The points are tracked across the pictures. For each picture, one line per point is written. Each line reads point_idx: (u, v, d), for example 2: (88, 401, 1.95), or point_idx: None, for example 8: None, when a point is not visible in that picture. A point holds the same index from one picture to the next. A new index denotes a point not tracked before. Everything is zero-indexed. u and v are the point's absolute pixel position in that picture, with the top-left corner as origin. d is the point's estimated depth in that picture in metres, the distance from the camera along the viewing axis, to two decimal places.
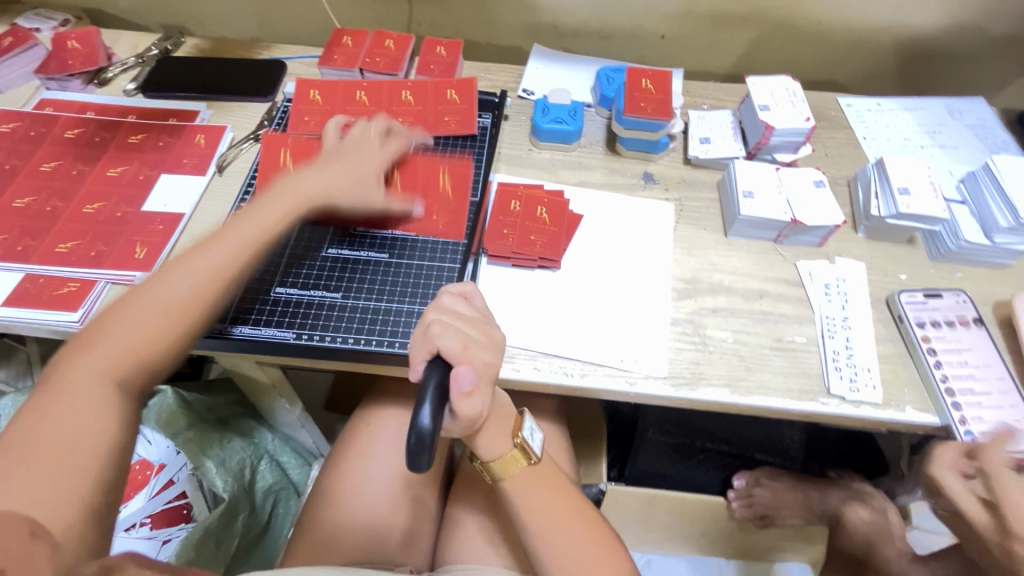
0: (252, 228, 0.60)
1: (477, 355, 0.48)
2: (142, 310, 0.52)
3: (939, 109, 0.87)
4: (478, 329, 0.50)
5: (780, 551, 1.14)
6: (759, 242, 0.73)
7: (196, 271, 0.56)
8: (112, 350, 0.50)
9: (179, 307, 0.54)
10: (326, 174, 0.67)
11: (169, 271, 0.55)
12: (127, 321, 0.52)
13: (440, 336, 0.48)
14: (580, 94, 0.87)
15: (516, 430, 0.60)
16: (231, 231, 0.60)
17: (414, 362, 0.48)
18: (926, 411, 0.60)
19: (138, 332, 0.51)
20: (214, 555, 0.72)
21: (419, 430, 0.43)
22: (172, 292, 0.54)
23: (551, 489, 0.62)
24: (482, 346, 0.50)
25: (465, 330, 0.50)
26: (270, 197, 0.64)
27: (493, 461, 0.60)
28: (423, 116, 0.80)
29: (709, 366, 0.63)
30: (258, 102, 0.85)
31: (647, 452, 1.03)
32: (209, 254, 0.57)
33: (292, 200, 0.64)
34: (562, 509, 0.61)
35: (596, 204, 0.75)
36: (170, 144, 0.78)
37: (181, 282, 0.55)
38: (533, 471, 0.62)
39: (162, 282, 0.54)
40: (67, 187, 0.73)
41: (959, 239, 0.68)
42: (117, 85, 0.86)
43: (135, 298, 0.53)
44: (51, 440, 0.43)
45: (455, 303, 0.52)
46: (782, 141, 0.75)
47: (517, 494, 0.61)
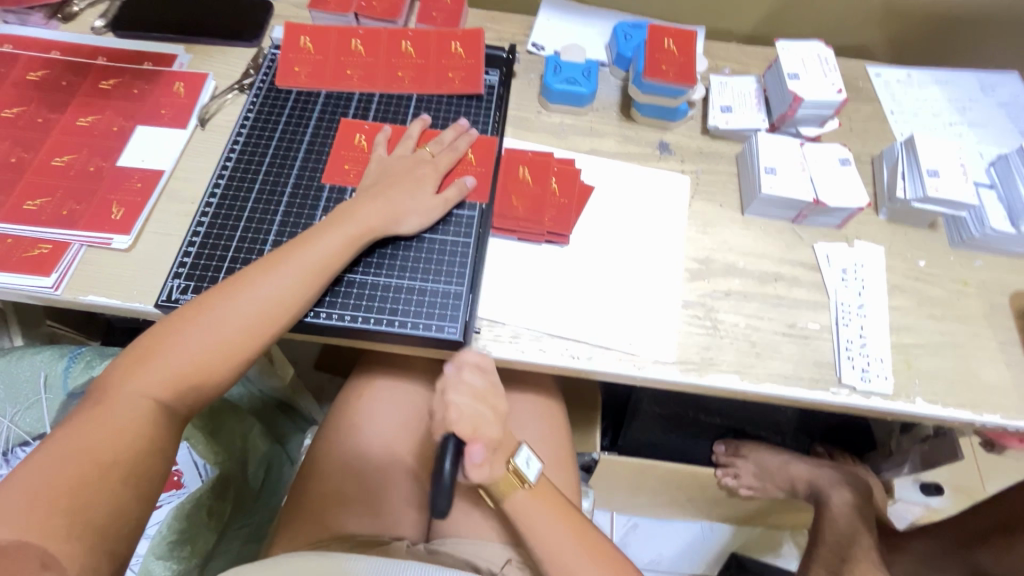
0: (312, 258, 0.57)
1: (485, 433, 0.55)
2: (200, 335, 0.53)
3: (971, 83, 0.82)
4: (489, 408, 0.55)
5: (765, 518, 1.17)
6: (776, 222, 0.69)
7: (253, 303, 0.55)
8: (163, 374, 0.51)
9: (238, 338, 0.54)
10: (387, 196, 0.62)
11: (230, 294, 0.55)
12: (186, 342, 0.52)
13: (453, 418, 0.54)
14: (594, 53, 0.81)
15: (509, 455, 0.60)
16: (294, 260, 0.57)
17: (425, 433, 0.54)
18: (934, 403, 0.60)
19: (187, 359, 0.52)
20: (206, 526, 0.71)
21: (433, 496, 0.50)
22: (227, 322, 0.54)
23: (549, 507, 0.60)
24: (491, 421, 0.56)
25: (477, 409, 0.55)
26: (330, 226, 0.59)
27: (489, 484, 0.59)
28: (425, 71, 0.74)
29: (719, 352, 0.61)
30: (243, 47, 0.77)
31: (639, 422, 0.98)
32: (277, 285, 0.56)
33: (356, 230, 0.60)
34: (562, 524, 0.60)
35: (608, 174, 0.71)
36: (146, 91, 0.72)
37: (242, 312, 0.54)
38: (531, 493, 0.60)
39: (215, 305, 0.54)
40: (32, 136, 0.67)
41: (984, 227, 0.66)
42: (83, 22, 0.77)
43: (197, 319, 0.53)
44: (90, 447, 0.46)
45: (472, 377, 0.56)
46: (808, 113, 0.71)
47: (514, 513, 0.60)
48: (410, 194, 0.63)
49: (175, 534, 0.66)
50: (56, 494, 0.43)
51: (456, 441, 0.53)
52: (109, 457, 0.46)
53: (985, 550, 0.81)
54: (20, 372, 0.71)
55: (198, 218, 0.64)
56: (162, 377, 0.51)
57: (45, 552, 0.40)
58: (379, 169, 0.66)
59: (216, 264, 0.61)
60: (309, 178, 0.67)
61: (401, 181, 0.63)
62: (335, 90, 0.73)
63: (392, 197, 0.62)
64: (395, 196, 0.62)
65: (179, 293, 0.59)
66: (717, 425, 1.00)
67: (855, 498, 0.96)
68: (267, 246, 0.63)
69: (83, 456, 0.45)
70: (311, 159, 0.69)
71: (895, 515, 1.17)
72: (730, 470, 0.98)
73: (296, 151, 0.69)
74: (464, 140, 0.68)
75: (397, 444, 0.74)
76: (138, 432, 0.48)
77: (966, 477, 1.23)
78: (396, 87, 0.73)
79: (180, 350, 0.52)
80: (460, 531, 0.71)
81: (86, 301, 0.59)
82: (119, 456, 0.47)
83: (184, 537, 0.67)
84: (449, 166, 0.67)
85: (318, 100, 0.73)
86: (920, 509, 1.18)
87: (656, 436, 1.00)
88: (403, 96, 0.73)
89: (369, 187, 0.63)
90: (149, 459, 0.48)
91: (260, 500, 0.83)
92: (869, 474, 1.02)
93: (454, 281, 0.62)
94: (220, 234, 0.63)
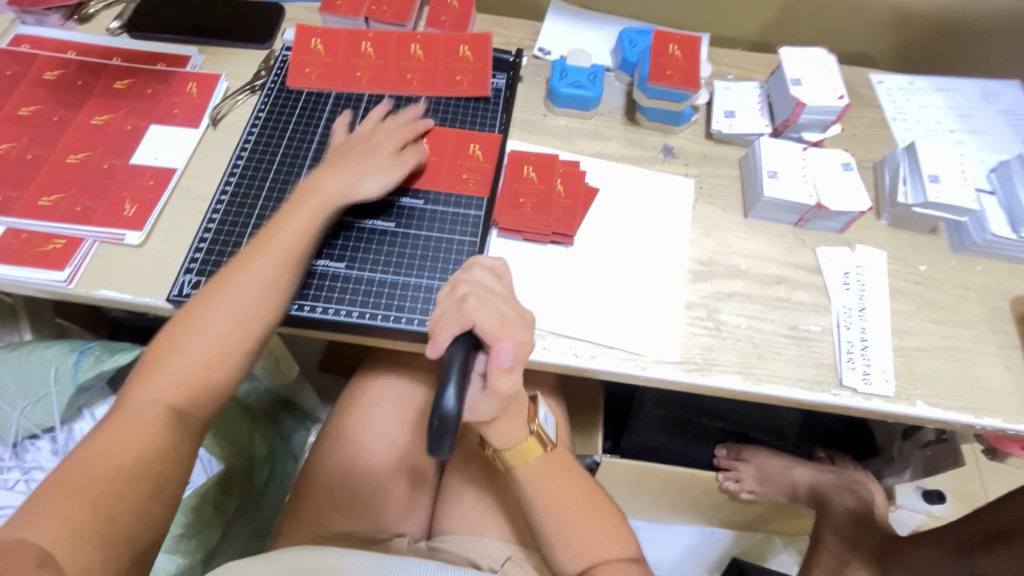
0: None
1: (514, 330, 0.48)
2: (221, 328, 0.54)
3: (973, 91, 0.83)
4: (511, 306, 0.49)
5: (766, 523, 1.17)
6: (779, 226, 0.70)
7: (246, 288, 0.56)
8: (185, 367, 0.53)
9: (256, 329, 0.56)
10: (342, 170, 0.63)
11: (245, 286, 0.56)
12: (196, 338, 0.54)
13: (476, 312, 0.47)
14: (600, 58, 0.82)
15: (531, 417, 0.60)
16: (270, 243, 0.58)
17: (439, 337, 0.46)
18: (935, 406, 0.60)
19: (208, 350, 0.54)
20: (213, 520, 0.72)
21: (443, 413, 0.40)
22: (245, 316, 0.55)
23: (565, 479, 0.62)
24: (517, 321, 0.49)
25: (500, 306, 0.48)
26: (295, 203, 0.61)
27: (505, 449, 0.59)
28: (433, 74, 0.75)
29: (721, 353, 0.61)
30: (254, 49, 0.79)
31: (642, 426, 0.99)
32: (286, 277, 0.57)
33: (317, 204, 0.61)
34: (575, 495, 0.62)
35: (612, 176, 0.72)
36: (160, 91, 0.73)
37: (259, 302, 0.56)
38: (548, 458, 0.61)
39: (246, 301, 0.56)
40: (48, 134, 0.68)
41: (985, 232, 0.67)
42: (99, 23, 0.79)
43: (213, 312, 0.55)
44: None
45: (488, 278, 0.51)
46: (811, 119, 0.72)
47: (529, 481, 0.61)
48: None
49: (183, 528, 0.68)
50: None
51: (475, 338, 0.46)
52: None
53: (987, 556, 0.79)
54: (31, 366, 0.71)
55: (209, 216, 0.65)
56: (175, 377, 0.52)
57: None
58: (339, 147, 0.67)
59: (226, 261, 0.62)
60: None
61: (360, 155, 0.65)
62: (345, 91, 0.75)
63: None
64: None
65: (190, 288, 0.60)
66: (718, 429, 1.00)
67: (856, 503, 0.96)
68: None
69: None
70: (320, 159, 0.70)
71: (897, 521, 1.17)
72: (731, 474, 0.98)
73: (306, 150, 0.70)
74: (470, 138, 0.70)
75: (400, 441, 0.75)
76: None
77: (968, 485, 1.22)
78: (405, 90, 0.75)
79: (200, 344, 0.54)
80: (463, 528, 0.71)
81: (98, 296, 0.60)
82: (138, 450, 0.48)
83: (192, 530, 0.69)
84: (459, 162, 0.68)
85: (328, 101, 0.74)
86: (922, 516, 1.18)
87: (657, 439, 1.01)
88: (412, 98, 0.75)
89: (326, 166, 0.64)
90: (166, 449, 0.49)
91: (267, 496, 0.85)
92: (870, 479, 1.02)
93: None
94: (231, 230, 0.64)
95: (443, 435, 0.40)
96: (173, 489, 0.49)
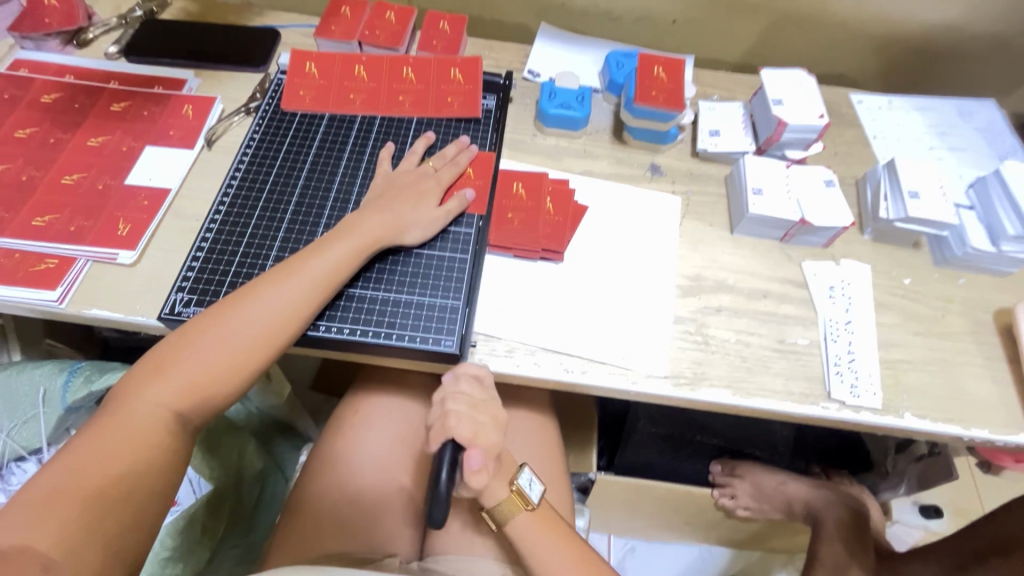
0: (319, 269, 0.59)
1: (486, 439, 0.57)
2: (213, 346, 0.54)
3: (950, 110, 0.86)
4: (488, 413, 0.57)
5: (765, 540, 1.16)
6: (765, 241, 0.71)
7: (242, 308, 0.56)
8: (177, 385, 0.52)
9: (248, 348, 0.55)
10: (390, 212, 0.64)
11: (240, 305, 0.56)
12: (199, 353, 0.53)
13: (458, 422, 0.55)
14: (587, 80, 0.84)
15: (511, 478, 0.62)
16: (302, 270, 0.58)
17: (430, 440, 0.56)
18: (923, 417, 0.61)
19: (200, 369, 0.53)
20: (200, 543, 0.71)
21: (434, 497, 0.50)
22: (240, 335, 0.55)
23: (553, 530, 0.63)
24: (491, 429, 0.58)
25: (479, 414, 0.56)
26: (333, 238, 0.61)
27: (493, 507, 0.62)
28: (425, 96, 0.77)
29: (711, 367, 0.62)
30: (250, 72, 0.81)
31: (637, 443, 1.00)
32: (281, 296, 0.57)
33: (362, 242, 0.62)
34: (563, 545, 0.62)
35: (601, 194, 0.73)
36: (156, 113, 0.74)
37: (253, 321, 0.56)
38: (534, 514, 0.62)
39: (239, 320, 0.55)
40: (44, 155, 0.69)
41: (965, 246, 0.68)
42: (97, 48, 0.81)
43: (206, 330, 0.54)
44: (101, 458, 0.47)
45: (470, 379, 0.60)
46: (794, 137, 0.74)
47: (519, 538, 0.61)
48: (413, 206, 0.65)
49: (168, 551, 0.67)
50: (69, 503, 0.43)
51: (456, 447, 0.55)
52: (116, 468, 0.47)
53: (984, 569, 0.78)
54: (20, 386, 0.71)
55: (202, 235, 0.65)
56: (177, 387, 0.52)
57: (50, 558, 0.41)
58: (384, 183, 0.68)
59: (218, 278, 0.63)
60: (313, 196, 0.70)
61: (406, 195, 0.66)
62: (338, 113, 0.76)
63: (397, 210, 0.65)
64: (398, 209, 0.65)
65: (182, 306, 0.60)
66: (714, 446, 1.01)
67: (851, 519, 0.95)
68: (269, 260, 0.64)
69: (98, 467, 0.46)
70: (313, 179, 0.71)
71: (895, 537, 1.16)
72: (727, 490, 0.99)
73: (299, 170, 0.71)
74: (465, 155, 0.71)
75: (392, 461, 0.74)
76: (148, 443, 0.49)
77: (963, 498, 1.22)
78: (397, 111, 0.76)
79: (192, 363, 0.53)
80: (456, 549, 0.70)
81: (89, 314, 0.60)
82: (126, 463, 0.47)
83: (178, 553, 0.68)
84: (451, 180, 0.69)
85: (321, 123, 0.75)
86: (920, 532, 1.17)
87: (653, 455, 1.01)
88: (404, 119, 0.76)
89: (377, 206, 0.65)
90: (153, 468, 0.49)
91: (256, 518, 0.83)
92: (866, 494, 1.02)
93: (451, 295, 0.63)
94: (224, 248, 0.65)
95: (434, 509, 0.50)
96: (161, 508, 0.49)
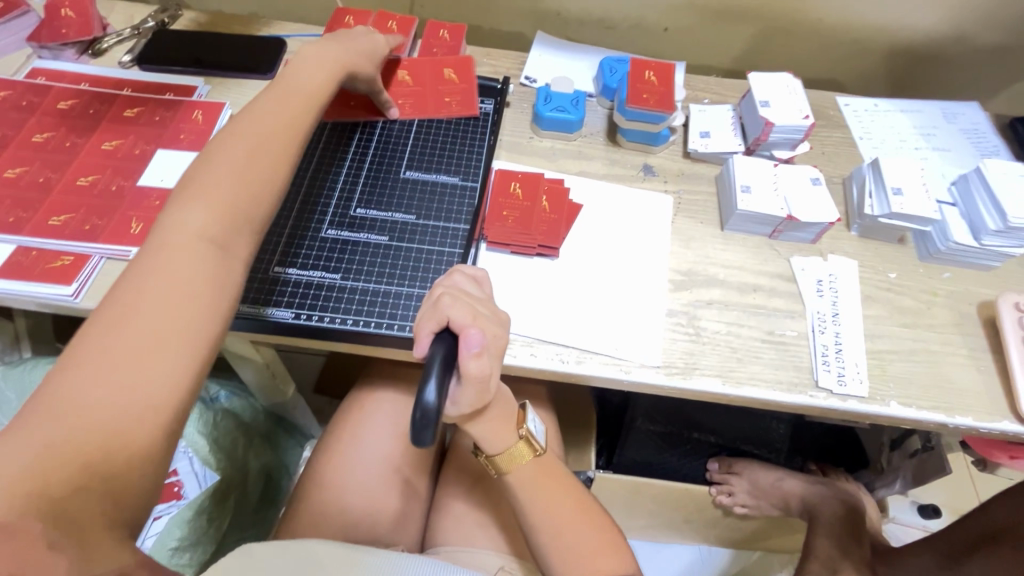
0: (276, 119, 0.60)
1: (486, 324, 0.50)
2: (204, 203, 0.51)
3: (934, 112, 0.89)
4: (485, 307, 0.52)
5: (763, 539, 1.16)
6: (754, 237, 0.74)
7: (222, 176, 0.54)
8: (180, 240, 0.48)
9: (231, 198, 0.53)
10: (323, 58, 0.68)
11: (210, 170, 0.54)
12: (191, 212, 0.51)
13: (450, 307, 0.49)
14: (582, 85, 0.87)
15: (520, 422, 0.62)
16: (260, 124, 0.59)
17: (421, 336, 0.49)
18: (909, 405, 0.62)
19: (201, 224, 0.50)
20: (207, 533, 0.73)
21: (425, 406, 0.43)
22: (221, 184, 0.53)
23: (556, 483, 0.63)
24: (491, 319, 0.51)
25: (475, 304, 0.51)
26: (279, 88, 0.63)
27: (498, 455, 0.61)
28: (423, 98, 0.80)
29: (701, 357, 0.64)
30: (257, 79, 0.84)
31: (635, 440, 1.02)
32: (250, 150, 0.57)
33: (310, 91, 0.64)
34: (565, 498, 0.63)
35: (596, 193, 0.75)
36: (167, 118, 0.77)
37: (227, 171, 0.54)
38: (538, 463, 0.63)
39: (218, 184, 0.53)
40: (60, 159, 0.72)
41: (948, 240, 0.70)
42: (111, 57, 0.84)
43: (184, 211, 0.51)
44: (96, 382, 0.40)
45: (465, 284, 0.54)
46: (781, 137, 0.76)
47: (521, 486, 0.62)
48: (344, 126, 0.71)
49: (177, 540, 0.69)
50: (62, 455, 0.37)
51: (450, 334, 0.48)
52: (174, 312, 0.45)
53: (976, 561, 0.80)
54: (34, 380, 0.73)
55: None
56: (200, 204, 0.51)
57: None
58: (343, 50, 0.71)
59: None
60: (317, 196, 0.72)
61: (359, 62, 0.71)
62: (341, 116, 0.79)
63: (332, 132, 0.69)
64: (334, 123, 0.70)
65: None
66: (710, 442, 1.04)
67: (847, 513, 0.96)
68: (276, 255, 0.67)
69: (141, 375, 0.41)
70: (318, 179, 0.74)
71: (892, 535, 1.17)
72: (724, 488, 0.98)
73: (305, 170, 0.74)
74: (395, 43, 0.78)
75: (393, 454, 0.76)
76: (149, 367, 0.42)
77: (961, 497, 1.23)
78: (397, 114, 0.79)
79: (183, 226, 0.50)
80: (455, 539, 0.72)
81: None
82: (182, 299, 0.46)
83: (187, 543, 0.70)
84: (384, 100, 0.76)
85: (326, 126, 0.78)
86: (918, 532, 1.18)
87: (650, 453, 1.02)
88: (405, 122, 0.79)
89: (312, 52, 0.67)
90: None
91: (261, 513, 0.85)
92: (861, 491, 1.03)
93: None
94: None
95: (425, 429, 0.43)
96: None
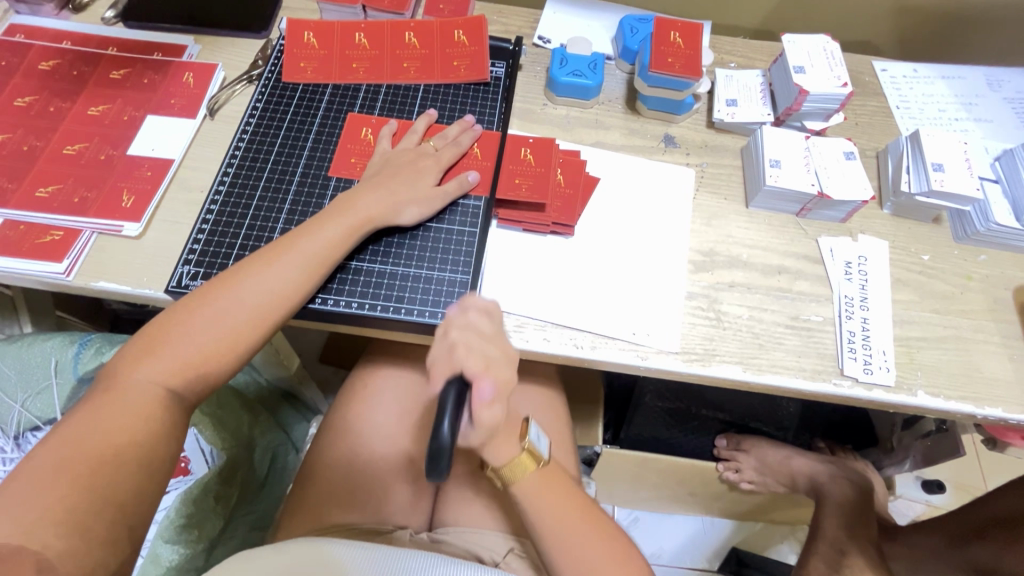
0: (314, 248, 0.58)
1: (497, 371, 0.48)
2: (204, 327, 0.52)
3: (978, 79, 0.82)
4: (497, 348, 0.50)
5: (768, 513, 1.17)
6: (780, 215, 0.69)
7: (246, 300, 0.54)
8: (172, 362, 0.51)
9: (237, 327, 0.54)
10: (385, 192, 0.62)
11: (232, 284, 0.55)
12: (191, 331, 0.52)
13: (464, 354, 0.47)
14: (600, 46, 0.81)
15: (522, 434, 0.60)
16: (297, 248, 0.57)
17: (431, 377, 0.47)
18: (936, 396, 0.60)
19: (195, 348, 0.52)
20: (214, 510, 0.71)
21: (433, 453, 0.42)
22: (237, 305, 0.54)
23: (561, 492, 0.61)
24: (502, 362, 0.50)
25: (487, 347, 0.49)
26: (331, 216, 0.60)
27: (501, 467, 0.59)
28: (429, 61, 0.75)
29: (722, 343, 0.61)
30: (251, 38, 0.78)
31: (643, 416, 0.99)
32: (271, 280, 0.55)
33: (355, 221, 0.60)
34: (569, 507, 0.61)
35: (613, 166, 0.71)
36: (156, 81, 0.72)
37: (244, 299, 0.54)
38: (542, 474, 0.61)
39: (231, 305, 0.54)
40: (44, 125, 0.68)
41: (988, 221, 0.66)
42: (93, 12, 0.78)
43: (179, 325, 0.52)
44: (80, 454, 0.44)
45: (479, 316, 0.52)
46: (814, 107, 0.71)
47: (525, 497, 0.60)
48: (410, 183, 0.63)
49: (184, 519, 0.67)
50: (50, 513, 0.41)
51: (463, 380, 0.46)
52: (123, 455, 0.45)
53: (984, 545, 0.80)
54: (32, 357, 0.71)
55: (207, 207, 0.64)
56: (169, 365, 0.50)
57: (56, 539, 0.40)
58: (382, 161, 0.66)
59: (225, 251, 0.62)
60: (317, 168, 0.68)
61: (404, 174, 0.63)
62: (343, 82, 0.74)
63: (394, 187, 0.62)
64: (395, 186, 0.62)
65: (189, 279, 0.60)
66: (719, 419, 1.01)
67: (856, 493, 0.96)
68: (276, 232, 0.64)
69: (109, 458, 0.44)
70: (318, 149, 0.69)
71: (896, 511, 1.18)
72: (731, 464, 0.98)
73: (304, 140, 0.70)
74: (468, 136, 0.68)
75: (400, 434, 0.74)
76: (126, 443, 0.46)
77: (967, 475, 1.23)
78: (402, 78, 0.74)
79: (184, 342, 0.51)
80: (464, 519, 0.71)
81: (97, 287, 0.60)
82: (135, 447, 0.46)
83: (193, 521, 0.68)
84: (451, 161, 0.67)
85: (325, 92, 0.73)
86: (922, 508, 1.18)
87: (658, 430, 1.00)
88: (410, 87, 0.74)
89: (367, 197, 0.61)
90: (156, 445, 0.48)
91: (265, 489, 0.84)
92: (870, 470, 1.03)
93: (461, 270, 0.62)
94: (229, 220, 0.64)
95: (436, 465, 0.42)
96: (165, 482, 0.48)
